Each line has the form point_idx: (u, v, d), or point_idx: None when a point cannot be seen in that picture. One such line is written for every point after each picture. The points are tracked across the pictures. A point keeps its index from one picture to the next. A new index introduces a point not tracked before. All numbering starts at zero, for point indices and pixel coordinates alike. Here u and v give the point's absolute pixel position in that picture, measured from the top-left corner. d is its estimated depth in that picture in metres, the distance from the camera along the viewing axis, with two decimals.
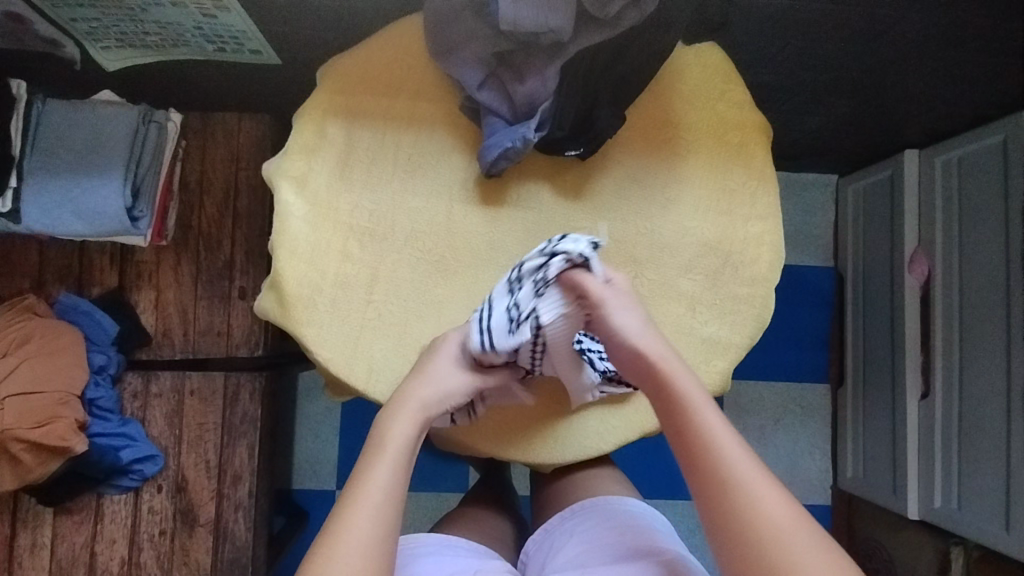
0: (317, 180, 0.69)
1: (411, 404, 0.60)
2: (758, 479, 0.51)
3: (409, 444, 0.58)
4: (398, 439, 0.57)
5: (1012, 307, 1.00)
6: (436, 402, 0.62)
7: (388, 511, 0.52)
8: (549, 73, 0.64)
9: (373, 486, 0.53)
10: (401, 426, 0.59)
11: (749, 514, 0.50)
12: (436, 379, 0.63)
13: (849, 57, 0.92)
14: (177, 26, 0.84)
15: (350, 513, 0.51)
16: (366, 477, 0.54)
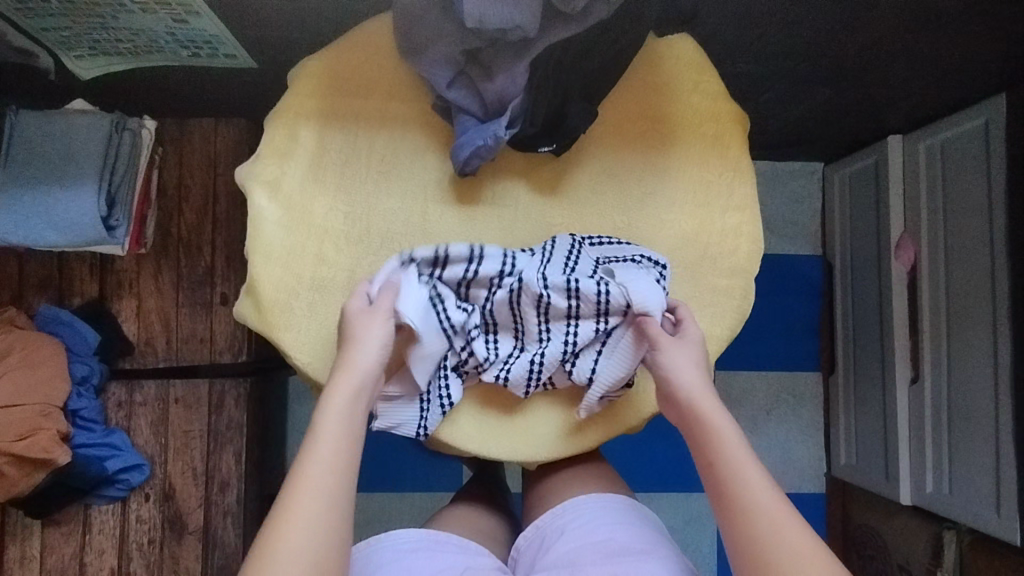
0: (290, 184, 0.69)
1: (349, 374, 0.59)
2: (775, 509, 0.53)
3: (347, 417, 0.57)
4: (337, 414, 0.56)
5: (997, 290, 1.00)
6: (367, 377, 0.59)
7: (330, 487, 0.52)
8: (519, 69, 0.63)
9: (315, 465, 0.53)
10: (338, 398, 0.57)
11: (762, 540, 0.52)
12: (362, 354, 0.60)
13: (826, 44, 0.92)
14: (149, 33, 0.83)
15: (296, 494, 0.51)
16: (308, 455, 0.54)
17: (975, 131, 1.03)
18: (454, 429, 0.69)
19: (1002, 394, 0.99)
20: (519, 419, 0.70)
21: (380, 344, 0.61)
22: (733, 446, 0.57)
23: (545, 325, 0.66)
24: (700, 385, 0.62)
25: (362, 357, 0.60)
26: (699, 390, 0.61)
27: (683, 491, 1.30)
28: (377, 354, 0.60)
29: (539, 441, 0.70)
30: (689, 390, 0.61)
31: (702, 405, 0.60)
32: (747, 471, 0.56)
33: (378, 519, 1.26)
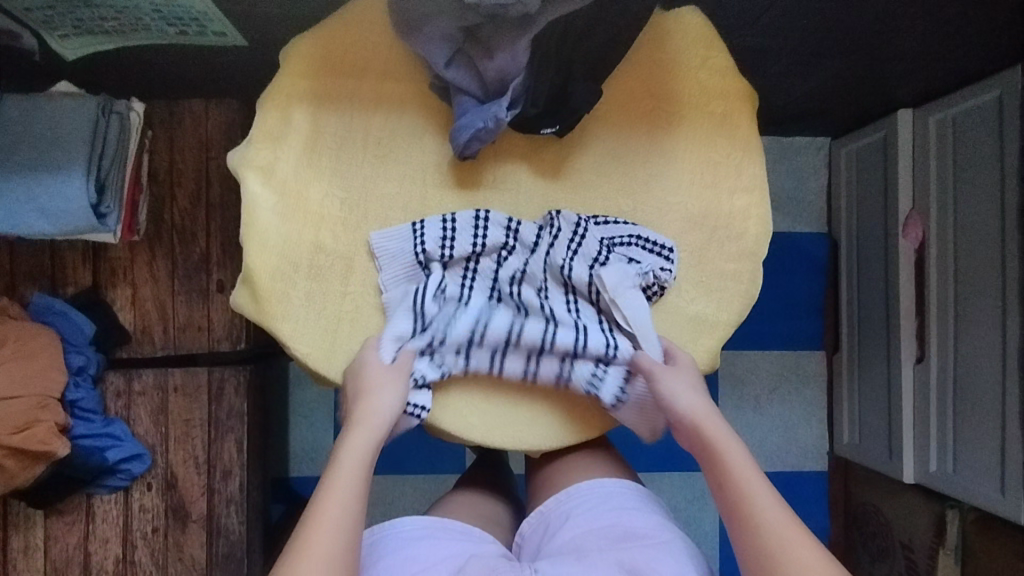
0: (284, 170, 0.67)
1: (365, 418, 0.61)
2: (791, 535, 0.54)
3: (365, 459, 0.59)
4: (355, 457, 0.59)
5: (1008, 269, 0.98)
6: (386, 413, 0.61)
7: (344, 524, 0.55)
8: (520, 47, 0.60)
9: (330, 505, 0.55)
10: (355, 442, 0.59)
11: (782, 568, 0.53)
12: (381, 388, 0.62)
13: (838, 17, 0.88)
14: (134, 10, 0.80)
15: (312, 535, 0.53)
16: (325, 496, 0.56)
17: (989, 104, 1.00)
18: (457, 418, 0.67)
19: (1010, 374, 0.98)
20: (520, 407, 0.68)
21: (398, 388, 0.62)
22: (749, 478, 0.58)
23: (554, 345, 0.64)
24: (712, 416, 0.62)
25: (382, 399, 0.61)
26: (715, 424, 0.62)
27: (686, 471, 1.30)
28: (391, 396, 0.62)
29: (542, 429, 0.69)
30: (701, 424, 0.62)
31: (708, 428, 0.61)
32: (763, 500, 0.56)
33: (381, 501, 1.26)
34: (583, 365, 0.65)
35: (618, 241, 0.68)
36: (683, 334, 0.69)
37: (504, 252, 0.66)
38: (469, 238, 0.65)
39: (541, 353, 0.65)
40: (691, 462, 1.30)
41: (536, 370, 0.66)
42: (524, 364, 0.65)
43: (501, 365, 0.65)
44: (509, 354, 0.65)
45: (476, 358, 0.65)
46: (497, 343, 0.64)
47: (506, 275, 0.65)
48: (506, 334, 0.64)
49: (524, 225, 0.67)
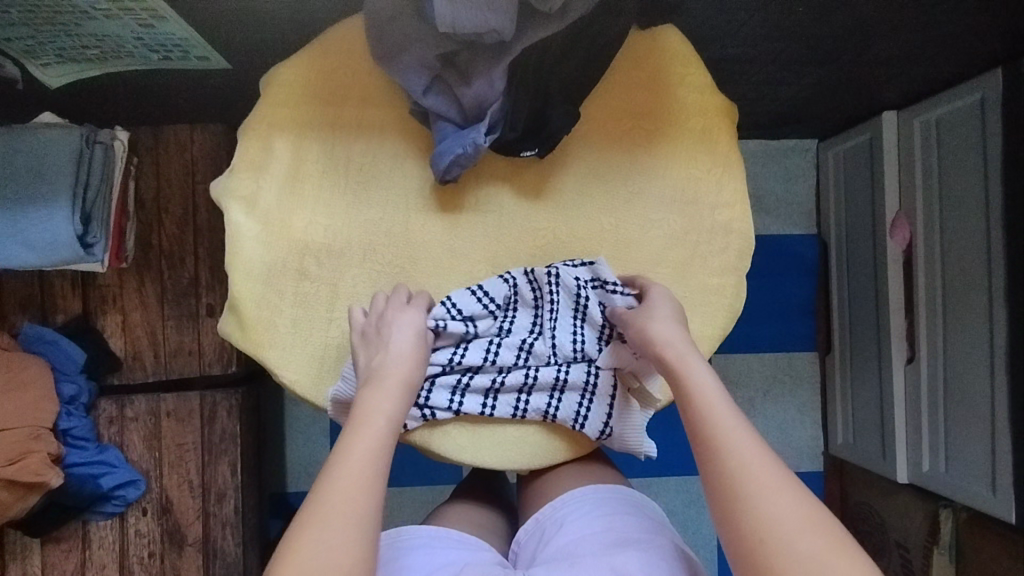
0: (266, 198, 0.67)
1: (386, 377, 0.59)
2: (751, 454, 0.50)
3: (391, 416, 0.56)
4: (383, 415, 0.56)
5: (994, 269, 0.99)
6: (407, 378, 0.59)
7: (373, 478, 0.51)
8: (496, 73, 0.61)
9: (358, 458, 0.52)
10: (379, 401, 0.57)
11: (756, 513, 0.47)
12: (399, 355, 0.60)
13: (817, 28, 0.88)
14: (115, 38, 0.80)
15: (339, 487, 0.50)
16: (351, 449, 0.53)
17: (971, 107, 1.01)
18: (449, 440, 0.68)
19: (998, 374, 0.98)
20: (508, 429, 0.69)
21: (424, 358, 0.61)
22: (713, 398, 0.54)
23: (540, 375, 0.66)
24: (681, 341, 0.59)
25: (405, 366, 0.60)
26: (681, 347, 0.58)
27: (682, 476, 1.31)
28: (411, 357, 0.60)
29: (529, 455, 0.69)
30: (668, 346, 0.58)
31: (675, 357, 0.57)
32: (724, 418, 0.52)
33: (378, 514, 1.26)
34: (571, 397, 0.67)
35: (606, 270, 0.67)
36: None
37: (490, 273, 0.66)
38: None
39: (529, 387, 0.67)
40: (687, 466, 1.31)
41: (526, 407, 0.67)
42: (514, 399, 0.67)
43: (492, 405, 0.67)
44: (499, 390, 0.67)
45: (467, 398, 0.67)
46: (484, 383, 0.66)
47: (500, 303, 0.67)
48: (494, 374, 0.66)
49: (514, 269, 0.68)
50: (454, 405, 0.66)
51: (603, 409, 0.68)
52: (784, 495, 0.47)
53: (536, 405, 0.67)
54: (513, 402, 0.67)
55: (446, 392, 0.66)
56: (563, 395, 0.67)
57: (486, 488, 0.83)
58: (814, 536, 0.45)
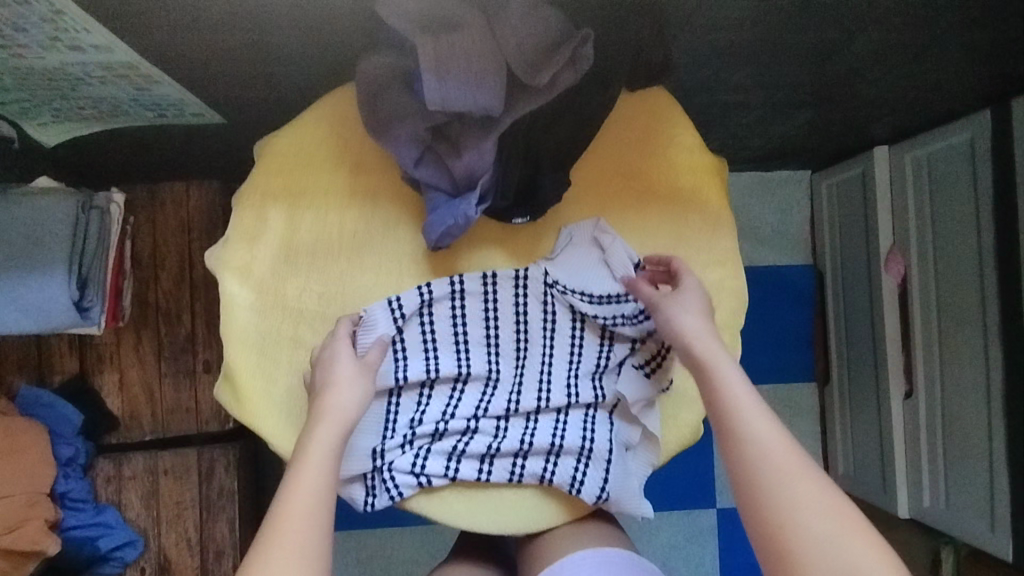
0: (260, 267, 0.67)
1: (333, 411, 0.59)
2: (777, 445, 0.53)
3: (332, 452, 0.57)
4: (321, 447, 0.56)
5: (988, 308, 0.98)
6: (347, 404, 0.59)
7: (313, 517, 0.52)
8: (486, 146, 0.60)
9: (299, 495, 0.53)
10: (320, 434, 0.57)
11: (767, 489, 0.51)
12: (341, 384, 0.60)
13: (804, 81, 0.89)
14: (112, 100, 0.81)
15: (283, 528, 0.51)
16: (292, 488, 0.53)
17: (961, 146, 1.01)
18: (443, 505, 0.69)
19: (994, 414, 0.98)
20: (506, 493, 0.70)
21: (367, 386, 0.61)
22: (741, 395, 0.56)
23: (536, 438, 0.67)
24: (707, 332, 0.60)
25: (342, 395, 0.59)
26: (707, 340, 0.60)
27: (683, 510, 1.30)
28: (359, 398, 0.60)
29: (530, 512, 0.70)
30: (695, 336, 0.60)
31: (699, 347, 0.59)
32: (745, 404, 0.56)
33: (378, 553, 1.26)
34: (567, 460, 0.68)
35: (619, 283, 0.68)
36: (663, 409, 0.72)
37: (488, 293, 0.68)
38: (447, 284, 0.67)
39: (524, 451, 0.68)
40: (688, 501, 1.30)
41: (522, 471, 0.68)
42: (509, 464, 0.68)
43: (489, 471, 0.68)
44: (494, 455, 0.68)
45: (463, 464, 0.68)
46: (479, 450, 0.67)
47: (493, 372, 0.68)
48: (490, 438, 0.68)
49: (502, 334, 0.68)
50: (450, 472, 0.67)
51: (600, 475, 0.68)
52: (805, 483, 0.51)
53: (532, 470, 0.68)
54: (510, 466, 0.68)
55: (442, 460, 0.67)
56: (560, 459, 0.68)
57: (485, 543, 0.83)
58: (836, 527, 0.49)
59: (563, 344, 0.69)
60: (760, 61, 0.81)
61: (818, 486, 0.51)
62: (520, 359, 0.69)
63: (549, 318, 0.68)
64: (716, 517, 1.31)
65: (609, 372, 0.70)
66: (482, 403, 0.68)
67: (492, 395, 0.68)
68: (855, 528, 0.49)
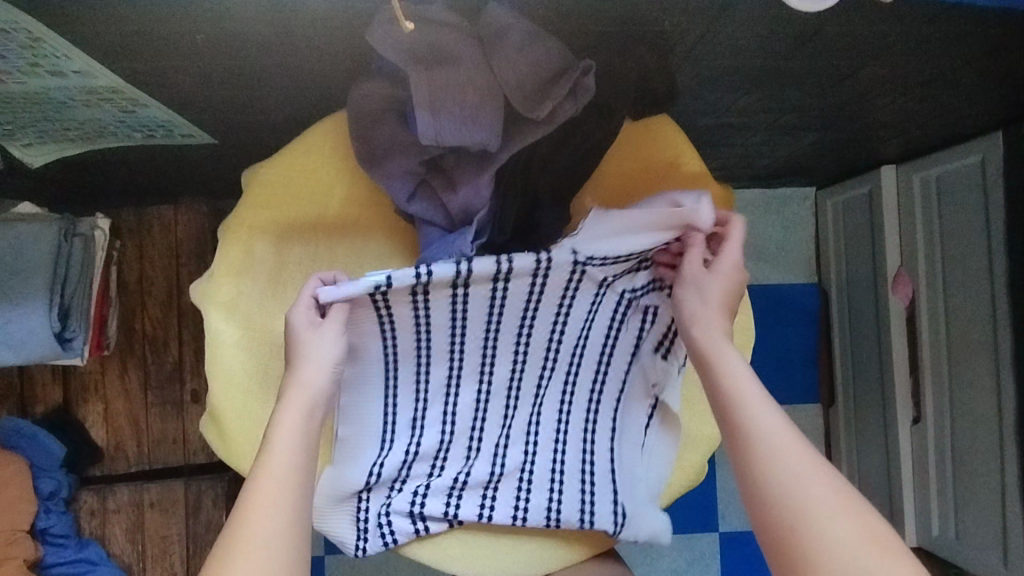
0: (248, 303, 0.65)
1: (304, 389, 0.55)
2: (786, 440, 0.51)
3: (302, 434, 0.54)
4: (292, 427, 0.54)
5: (999, 338, 0.94)
6: (313, 377, 0.56)
7: (284, 504, 0.50)
8: (483, 182, 0.58)
9: (269, 480, 0.51)
10: (290, 415, 0.54)
11: (778, 486, 0.50)
12: (304, 354, 0.56)
13: (812, 104, 0.86)
14: (98, 121, 0.77)
15: (254, 509, 0.49)
16: (265, 468, 0.51)
17: (971, 169, 0.98)
18: (437, 551, 0.67)
19: (1005, 447, 0.95)
20: (505, 536, 0.67)
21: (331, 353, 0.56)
22: (749, 389, 0.54)
23: (535, 469, 0.65)
24: (716, 322, 0.58)
25: (310, 369, 0.56)
26: (714, 330, 0.58)
27: (683, 535, 1.28)
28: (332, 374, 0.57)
29: (532, 556, 0.67)
30: (701, 328, 0.58)
31: (704, 337, 0.57)
32: (752, 398, 0.54)
33: None
34: (572, 494, 0.66)
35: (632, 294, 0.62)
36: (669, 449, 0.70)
37: (492, 325, 0.60)
38: (448, 302, 0.58)
39: (525, 486, 0.65)
40: (689, 526, 1.28)
41: (526, 507, 0.65)
42: (512, 501, 0.65)
43: (490, 510, 0.65)
44: (495, 490, 0.65)
45: (464, 501, 0.65)
46: (478, 483, 0.65)
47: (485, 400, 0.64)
48: (487, 476, 0.65)
49: (497, 366, 0.63)
50: (449, 511, 0.65)
51: (610, 501, 0.66)
52: (819, 481, 0.49)
53: (535, 509, 0.65)
54: (513, 504, 0.65)
55: (441, 500, 0.65)
56: (562, 494, 0.65)
57: None
58: (851, 526, 0.47)
59: (558, 372, 0.64)
60: (768, 85, 0.78)
61: (830, 483, 0.49)
62: (512, 389, 0.64)
63: (553, 343, 0.62)
64: (719, 542, 1.28)
65: (606, 399, 0.66)
66: (472, 437, 0.65)
67: (482, 428, 0.65)
68: (868, 532, 0.47)
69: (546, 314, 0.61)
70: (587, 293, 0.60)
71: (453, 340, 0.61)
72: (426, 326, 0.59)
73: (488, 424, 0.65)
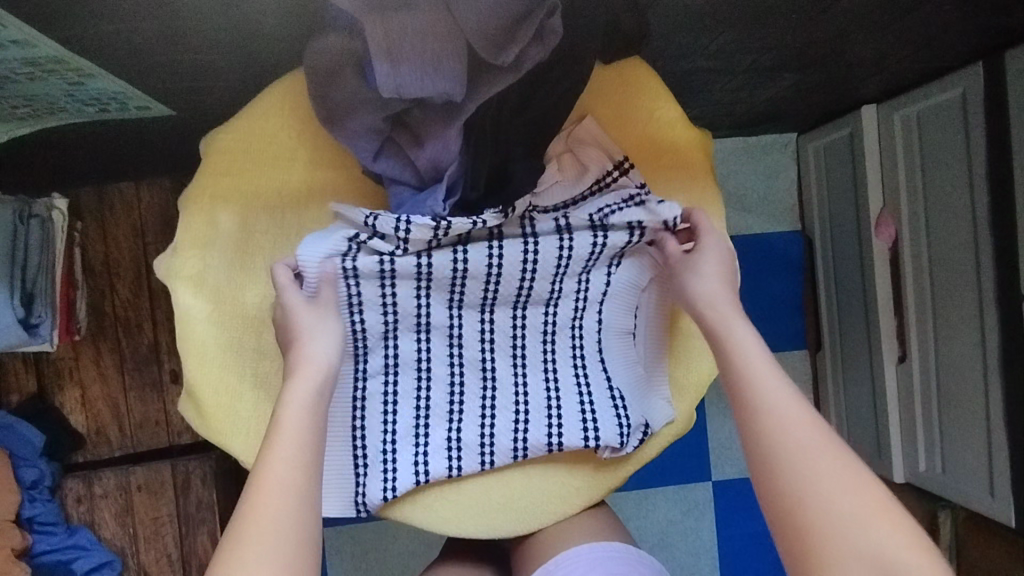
0: (215, 276, 0.62)
1: (308, 367, 0.56)
2: (802, 422, 0.51)
3: (311, 409, 0.54)
4: (300, 399, 0.54)
5: (983, 273, 0.94)
6: (312, 357, 0.56)
7: (301, 476, 0.50)
8: (450, 136, 0.57)
9: (283, 447, 0.51)
10: (298, 390, 0.54)
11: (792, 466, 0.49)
12: (308, 334, 0.57)
13: (785, 44, 0.83)
14: (47, 96, 0.71)
15: (268, 480, 0.49)
16: (275, 441, 0.51)
17: (952, 103, 0.96)
18: (430, 511, 0.66)
19: (990, 380, 0.95)
20: (503, 491, 0.67)
21: (329, 324, 0.58)
22: (759, 370, 0.54)
23: (531, 413, 0.64)
24: (725, 305, 0.59)
25: (314, 347, 0.56)
26: (724, 313, 0.58)
27: (676, 485, 1.29)
28: (333, 348, 0.57)
29: (533, 497, 0.67)
30: (716, 324, 0.58)
31: (715, 318, 0.58)
32: (766, 381, 0.54)
33: (375, 550, 1.21)
34: (574, 426, 0.64)
35: (601, 217, 0.62)
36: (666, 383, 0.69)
37: (457, 279, 0.62)
38: (413, 261, 0.59)
39: (523, 429, 0.64)
40: (680, 477, 1.29)
41: (526, 444, 0.64)
42: (511, 442, 0.64)
43: (491, 455, 0.64)
44: (493, 436, 0.64)
45: (464, 453, 0.64)
46: (472, 433, 0.63)
47: (463, 355, 0.64)
48: (481, 423, 0.64)
49: (467, 320, 0.64)
50: (452, 467, 0.63)
51: (614, 429, 0.64)
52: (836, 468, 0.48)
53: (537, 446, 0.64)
54: (514, 446, 0.64)
55: (443, 458, 0.63)
56: (563, 429, 0.64)
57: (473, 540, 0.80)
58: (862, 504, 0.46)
59: (535, 320, 0.65)
60: (741, 23, 0.75)
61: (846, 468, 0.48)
62: (485, 342, 0.64)
63: (523, 286, 0.63)
64: (713, 491, 1.30)
65: (590, 352, 0.66)
66: (454, 389, 0.64)
67: (462, 380, 0.64)
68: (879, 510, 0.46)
69: (513, 255, 0.61)
70: (550, 226, 0.61)
71: (420, 296, 0.61)
72: (392, 276, 0.60)
73: (468, 379, 0.64)
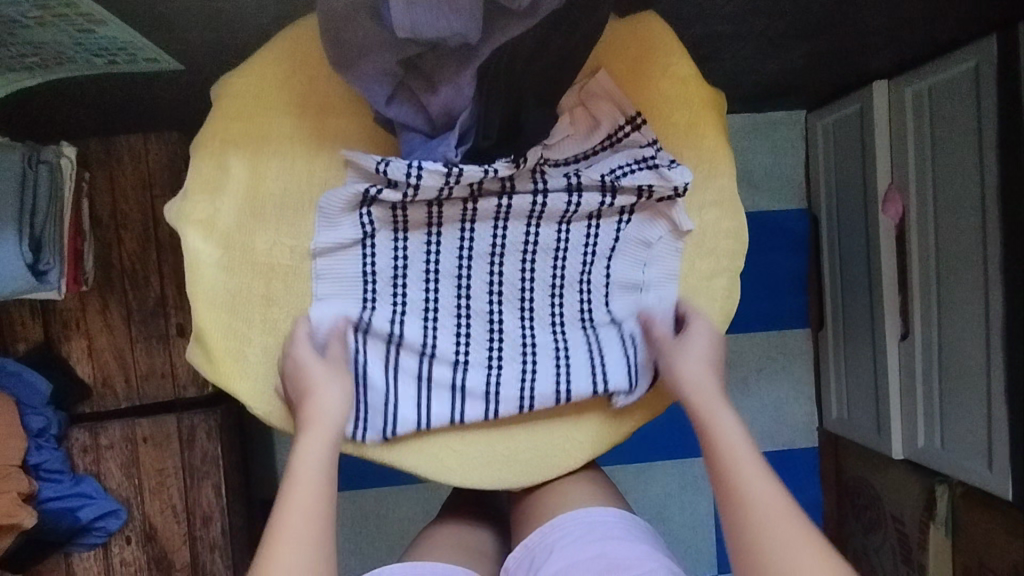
0: (225, 220, 0.62)
1: (320, 419, 0.59)
2: (776, 501, 0.53)
3: (324, 459, 0.57)
4: (311, 459, 0.57)
5: (989, 248, 0.95)
6: (325, 412, 0.59)
7: (317, 527, 0.52)
8: (464, 81, 0.57)
9: (298, 492, 0.54)
10: (311, 446, 0.57)
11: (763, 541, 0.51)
12: (318, 386, 0.60)
13: (801, 7, 0.82)
14: (55, 44, 0.70)
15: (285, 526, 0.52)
16: (292, 490, 0.54)
17: (966, 76, 0.95)
18: (433, 461, 0.67)
19: (993, 354, 0.96)
20: (506, 444, 0.67)
21: (342, 376, 0.61)
22: (740, 449, 0.57)
23: (537, 369, 0.64)
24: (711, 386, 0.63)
25: (326, 394, 0.60)
26: (708, 392, 0.62)
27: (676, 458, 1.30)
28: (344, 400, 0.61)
29: (536, 449, 0.68)
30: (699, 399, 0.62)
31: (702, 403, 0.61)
32: (746, 463, 0.56)
33: (375, 513, 1.22)
34: (580, 383, 0.65)
35: (612, 178, 0.62)
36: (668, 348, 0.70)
37: (467, 225, 0.62)
38: (423, 211, 0.61)
39: (529, 385, 0.64)
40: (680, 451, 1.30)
41: (532, 397, 0.64)
42: (517, 396, 0.64)
43: (496, 408, 0.64)
44: (498, 391, 0.64)
45: (469, 404, 0.64)
46: (477, 386, 0.64)
47: (470, 308, 0.64)
48: (486, 377, 0.64)
49: (476, 269, 0.63)
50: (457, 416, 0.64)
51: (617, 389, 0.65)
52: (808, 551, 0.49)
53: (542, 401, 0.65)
54: (520, 402, 0.65)
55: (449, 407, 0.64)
56: (568, 389, 0.65)
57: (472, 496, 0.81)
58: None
59: (543, 273, 0.64)
60: None
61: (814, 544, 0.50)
62: (492, 293, 0.64)
63: (531, 238, 0.63)
64: None
65: (597, 308, 0.66)
66: (460, 344, 0.64)
67: (468, 333, 0.64)
68: None
69: (523, 204, 0.61)
70: (559, 179, 0.61)
71: (429, 246, 0.62)
72: (404, 226, 0.61)
73: (474, 330, 0.64)
